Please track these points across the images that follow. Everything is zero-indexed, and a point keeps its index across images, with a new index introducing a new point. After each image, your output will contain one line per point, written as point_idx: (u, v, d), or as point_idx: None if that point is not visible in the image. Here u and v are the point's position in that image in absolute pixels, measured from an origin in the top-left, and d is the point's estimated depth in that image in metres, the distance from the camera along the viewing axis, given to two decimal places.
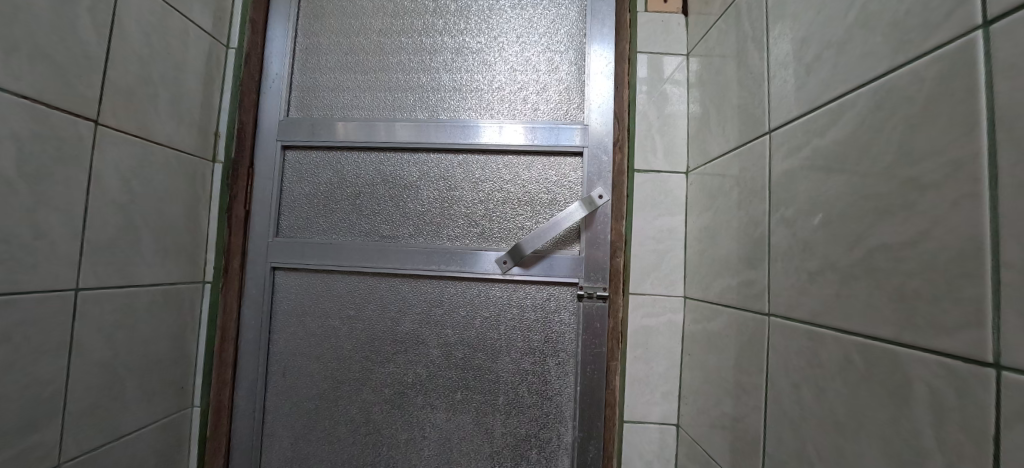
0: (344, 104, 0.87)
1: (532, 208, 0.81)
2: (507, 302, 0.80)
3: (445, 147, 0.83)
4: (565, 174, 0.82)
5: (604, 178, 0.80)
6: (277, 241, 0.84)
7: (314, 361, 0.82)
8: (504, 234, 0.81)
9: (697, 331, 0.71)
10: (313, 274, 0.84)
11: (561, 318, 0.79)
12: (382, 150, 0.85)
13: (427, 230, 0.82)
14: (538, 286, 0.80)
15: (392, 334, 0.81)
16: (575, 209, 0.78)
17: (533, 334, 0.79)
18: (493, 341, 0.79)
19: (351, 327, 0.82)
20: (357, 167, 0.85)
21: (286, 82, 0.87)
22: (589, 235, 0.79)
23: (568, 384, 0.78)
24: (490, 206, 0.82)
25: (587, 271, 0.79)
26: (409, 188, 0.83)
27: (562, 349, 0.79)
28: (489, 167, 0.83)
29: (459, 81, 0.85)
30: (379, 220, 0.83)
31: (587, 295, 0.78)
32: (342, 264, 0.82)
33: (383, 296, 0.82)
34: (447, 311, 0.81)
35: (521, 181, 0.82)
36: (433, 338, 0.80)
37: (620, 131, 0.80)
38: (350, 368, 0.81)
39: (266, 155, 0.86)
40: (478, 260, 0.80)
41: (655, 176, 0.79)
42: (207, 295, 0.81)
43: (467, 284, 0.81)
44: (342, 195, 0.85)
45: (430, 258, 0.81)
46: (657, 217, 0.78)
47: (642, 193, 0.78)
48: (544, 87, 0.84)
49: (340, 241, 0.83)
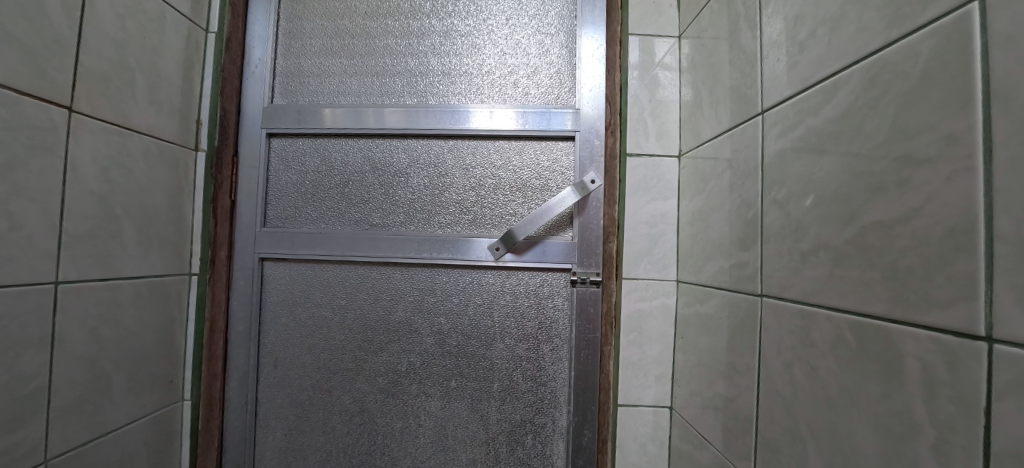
0: (331, 89, 0.84)
1: (524, 194, 0.80)
2: (500, 287, 0.79)
3: (434, 133, 0.81)
4: (557, 158, 0.81)
5: (596, 162, 0.80)
6: (265, 231, 0.82)
7: (306, 352, 0.81)
8: (496, 220, 0.80)
9: (690, 314, 0.72)
10: (303, 265, 0.82)
11: (554, 303, 0.79)
12: (370, 136, 0.83)
13: (418, 217, 0.81)
14: (531, 272, 0.80)
15: (385, 322, 0.80)
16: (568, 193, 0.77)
17: (526, 320, 0.79)
18: (488, 328, 0.79)
19: (346, 316, 0.81)
20: (344, 154, 0.83)
21: (270, 68, 0.84)
22: (582, 218, 0.79)
23: (562, 369, 0.78)
24: (482, 193, 0.81)
25: (580, 257, 0.78)
26: (400, 176, 0.82)
27: (556, 335, 0.79)
28: (480, 153, 0.81)
29: (448, 65, 0.83)
30: (368, 207, 0.82)
31: (581, 281, 0.78)
32: (332, 254, 0.81)
33: (375, 285, 0.81)
34: (439, 299, 0.80)
35: (512, 166, 0.81)
36: (426, 327, 0.79)
37: (612, 116, 0.79)
38: (343, 358, 0.80)
39: (251, 143, 0.83)
40: (470, 248, 0.79)
41: (648, 159, 0.78)
42: (194, 287, 0.80)
43: (459, 272, 0.80)
44: (330, 183, 0.83)
45: (422, 246, 0.80)
46: (650, 201, 0.78)
47: (635, 178, 0.78)
48: (535, 71, 0.82)
49: (329, 230, 0.82)
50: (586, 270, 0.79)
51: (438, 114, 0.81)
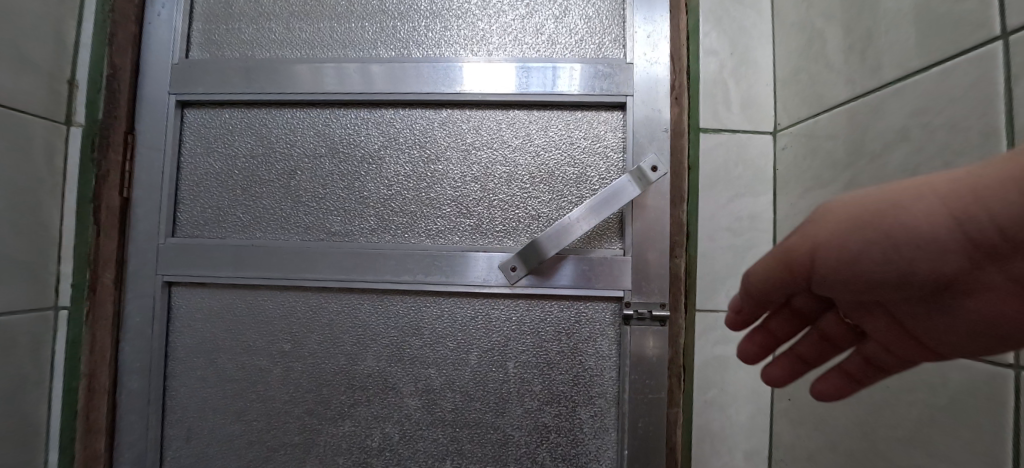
0: (271, 38, 0.58)
1: (552, 188, 0.54)
2: (516, 325, 0.54)
3: (419, 98, 0.55)
4: (598, 135, 0.55)
5: (656, 141, 0.54)
6: (170, 244, 0.56)
7: (233, 420, 0.56)
8: (511, 227, 0.54)
9: (806, 368, 0.48)
10: (229, 293, 0.56)
11: (597, 348, 0.54)
12: (326, 105, 0.57)
13: (397, 223, 0.55)
14: (562, 303, 0.54)
15: (348, 377, 0.55)
16: (618, 185, 0.51)
17: (556, 374, 0.54)
18: (498, 385, 0.54)
19: (292, 367, 0.55)
20: (288, 131, 0.57)
21: (183, 9, 0.59)
22: (637, 223, 0.54)
23: (608, 446, 0.53)
24: (490, 186, 0.55)
25: (635, 281, 0.53)
26: (369, 161, 0.56)
27: (599, 396, 0.54)
28: (485, 127, 0.55)
29: (440, 3, 0.57)
30: (322, 208, 0.56)
31: (637, 317, 0.53)
32: (270, 276, 0.55)
33: (334, 322, 0.55)
34: (428, 343, 0.54)
35: (533, 147, 0.55)
36: (409, 383, 0.54)
37: (677, 75, 0.55)
38: (287, 429, 0.55)
39: (154, 115, 0.57)
40: (472, 267, 0.54)
41: (730, 137, 0.54)
42: (64, 326, 0.53)
43: (456, 302, 0.54)
44: (268, 172, 0.57)
45: (402, 264, 0.54)
46: (733, 199, 0.54)
47: (711, 165, 0.54)
48: (565, 10, 0.57)
49: (265, 241, 0.56)
50: (644, 299, 0.53)
51: (426, 71, 0.55)
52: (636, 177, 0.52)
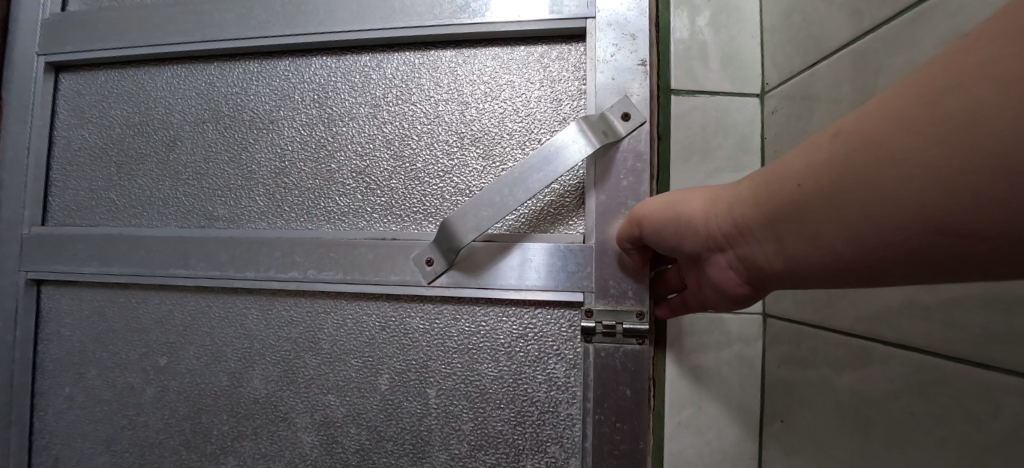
0: None
1: (479, 152, 0.45)
2: (434, 339, 0.44)
3: (315, 41, 0.47)
4: (538, 83, 0.45)
5: (628, 80, 0.43)
6: (36, 234, 0.49)
7: (102, 448, 0.49)
8: (427, 203, 0.45)
9: (802, 383, 0.38)
10: (103, 289, 0.49)
11: (547, 375, 0.43)
12: (223, 58, 0.50)
13: (293, 197, 0.47)
14: (500, 313, 0.44)
15: (231, 401, 0.46)
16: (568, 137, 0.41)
17: (493, 406, 0.43)
18: (413, 416, 0.44)
19: (180, 379, 0.47)
20: (174, 96, 0.50)
21: None
22: (598, 205, 0.42)
23: None
24: (404, 150, 0.46)
25: (599, 278, 0.42)
26: (265, 126, 0.48)
27: (551, 438, 0.43)
28: (397, 76, 0.47)
29: None
30: (218, 185, 0.48)
31: (601, 329, 0.41)
32: (141, 274, 0.47)
33: (217, 335, 0.47)
34: (331, 360, 0.45)
35: (456, 101, 0.46)
36: (303, 413, 0.45)
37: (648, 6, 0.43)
38: (165, 459, 0.47)
39: (25, 85, 0.51)
40: (380, 256, 0.44)
41: (707, 100, 0.44)
42: None
43: (364, 313, 0.45)
44: (151, 144, 0.50)
45: (290, 251, 0.45)
46: (712, 174, 0.44)
47: (684, 133, 0.44)
48: None
49: (137, 230, 0.48)
50: (613, 305, 0.41)
51: (329, 15, 0.46)
52: (599, 128, 0.41)
